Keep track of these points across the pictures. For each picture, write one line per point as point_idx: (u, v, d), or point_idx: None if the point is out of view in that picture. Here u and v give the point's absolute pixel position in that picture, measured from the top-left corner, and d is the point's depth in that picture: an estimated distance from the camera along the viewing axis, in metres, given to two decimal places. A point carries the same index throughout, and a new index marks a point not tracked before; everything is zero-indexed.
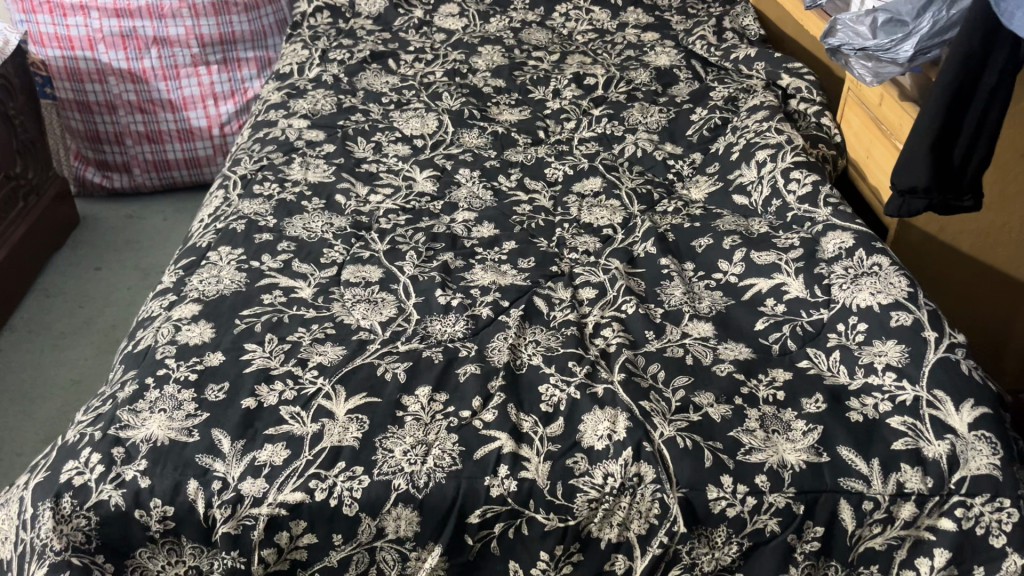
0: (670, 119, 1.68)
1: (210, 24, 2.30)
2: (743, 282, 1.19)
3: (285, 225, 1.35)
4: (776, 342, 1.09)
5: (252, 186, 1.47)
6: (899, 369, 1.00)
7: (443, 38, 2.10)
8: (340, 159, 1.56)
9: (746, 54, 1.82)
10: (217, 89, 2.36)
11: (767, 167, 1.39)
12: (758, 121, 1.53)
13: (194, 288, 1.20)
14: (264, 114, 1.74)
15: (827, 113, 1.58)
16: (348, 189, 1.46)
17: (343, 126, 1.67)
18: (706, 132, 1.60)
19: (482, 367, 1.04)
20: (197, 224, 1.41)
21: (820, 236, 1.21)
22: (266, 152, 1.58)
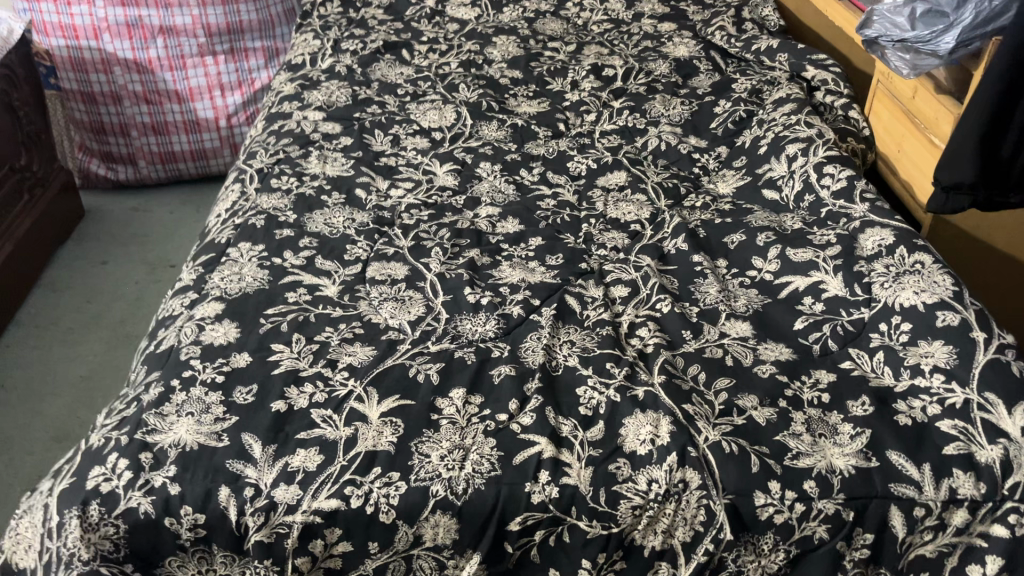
0: (692, 112, 1.65)
1: (217, 14, 2.26)
2: (779, 280, 1.16)
3: (305, 220, 1.32)
4: (817, 342, 1.06)
5: (270, 181, 1.44)
6: (947, 372, 0.97)
7: (456, 28, 2.06)
8: (358, 152, 1.52)
9: (768, 45, 1.79)
10: (224, 79, 2.32)
11: (798, 162, 1.36)
12: (786, 114, 1.50)
13: (216, 286, 1.17)
14: (278, 105, 1.70)
15: (855, 106, 1.55)
16: (368, 183, 1.43)
17: (359, 118, 1.64)
18: (731, 125, 1.57)
19: (518, 369, 1.01)
20: (214, 219, 1.37)
21: (858, 233, 1.18)
22: (282, 145, 1.54)
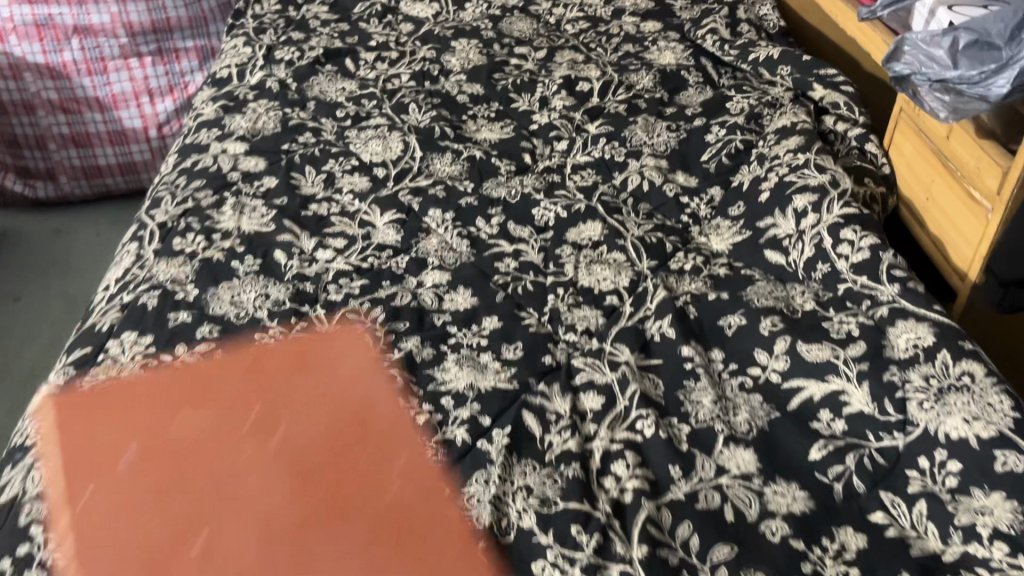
0: (680, 140, 1.40)
1: (139, 11, 1.98)
2: (788, 385, 0.94)
3: (208, 298, 1.08)
4: (839, 481, 0.84)
5: (172, 239, 1.19)
6: (1012, 539, 0.75)
7: (411, 28, 1.80)
8: (285, 197, 1.28)
9: (767, 55, 1.53)
10: (152, 84, 2.05)
11: (809, 218, 1.11)
12: (792, 150, 1.24)
13: (84, 401, 0.93)
14: (194, 132, 1.44)
15: (873, 137, 1.30)
16: (292, 240, 1.18)
17: (288, 151, 1.39)
18: (726, 160, 1.32)
19: (457, 534, 0.78)
20: (101, 293, 1.13)
21: (887, 324, 0.95)
22: (192, 189, 1.29)
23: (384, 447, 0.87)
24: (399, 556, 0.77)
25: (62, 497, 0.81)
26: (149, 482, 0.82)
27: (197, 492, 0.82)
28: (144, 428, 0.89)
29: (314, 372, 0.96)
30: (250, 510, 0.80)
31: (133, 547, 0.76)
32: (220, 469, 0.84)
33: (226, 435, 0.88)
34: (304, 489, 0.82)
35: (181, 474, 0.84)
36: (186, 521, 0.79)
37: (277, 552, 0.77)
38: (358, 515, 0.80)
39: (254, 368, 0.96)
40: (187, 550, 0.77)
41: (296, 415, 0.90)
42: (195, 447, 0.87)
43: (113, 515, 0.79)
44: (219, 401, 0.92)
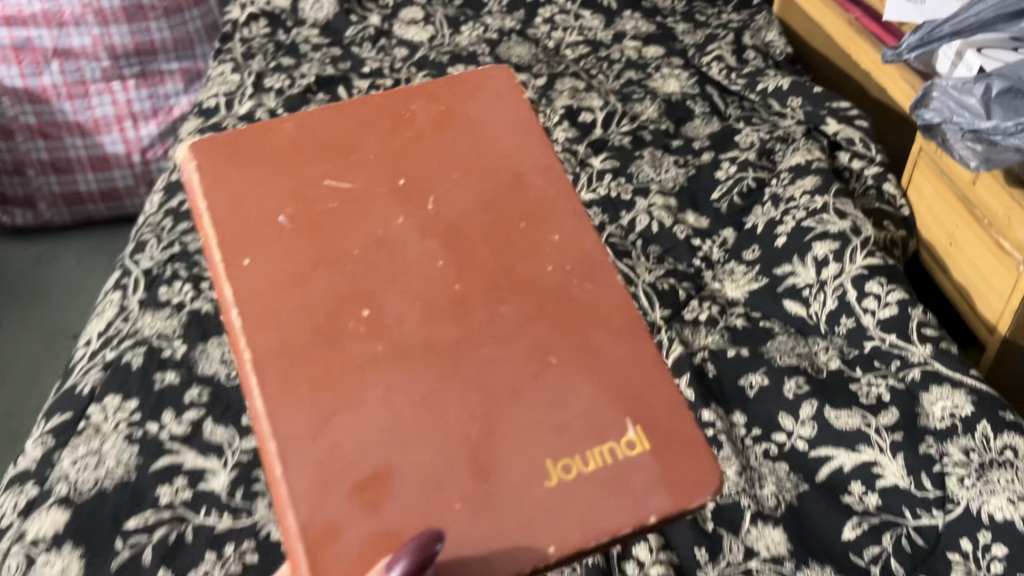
0: (689, 176, 1.35)
1: (123, 33, 1.91)
2: (815, 454, 0.88)
3: (197, 355, 1.01)
4: (876, 564, 0.79)
5: (157, 288, 1.12)
6: None
7: (405, 53, 1.75)
8: None
9: (777, 85, 1.48)
10: (136, 108, 1.96)
11: (831, 269, 1.05)
12: (809, 192, 1.19)
13: (63, 477, 0.87)
14: (180, 168, 1.38)
15: (891, 175, 1.25)
16: None
17: None
18: (738, 199, 1.27)
19: None
20: (82, 349, 1.06)
21: (921, 389, 0.90)
22: (179, 231, 1.22)
23: (540, 219, 0.62)
24: (583, 333, 0.57)
25: (207, 168, 0.64)
26: (308, 246, 0.60)
27: (346, 262, 0.59)
28: (282, 166, 0.64)
29: (469, 127, 0.67)
30: (413, 277, 0.59)
31: (305, 329, 0.56)
32: (367, 227, 0.61)
33: (329, 179, 0.63)
34: (470, 260, 0.60)
35: (329, 228, 0.61)
36: (347, 287, 0.58)
37: (457, 328, 0.57)
38: (527, 300, 0.58)
39: (398, 119, 0.67)
40: (368, 343, 0.56)
41: (439, 174, 0.64)
42: (318, 154, 0.65)
43: (256, 228, 0.60)
44: (363, 150, 0.65)
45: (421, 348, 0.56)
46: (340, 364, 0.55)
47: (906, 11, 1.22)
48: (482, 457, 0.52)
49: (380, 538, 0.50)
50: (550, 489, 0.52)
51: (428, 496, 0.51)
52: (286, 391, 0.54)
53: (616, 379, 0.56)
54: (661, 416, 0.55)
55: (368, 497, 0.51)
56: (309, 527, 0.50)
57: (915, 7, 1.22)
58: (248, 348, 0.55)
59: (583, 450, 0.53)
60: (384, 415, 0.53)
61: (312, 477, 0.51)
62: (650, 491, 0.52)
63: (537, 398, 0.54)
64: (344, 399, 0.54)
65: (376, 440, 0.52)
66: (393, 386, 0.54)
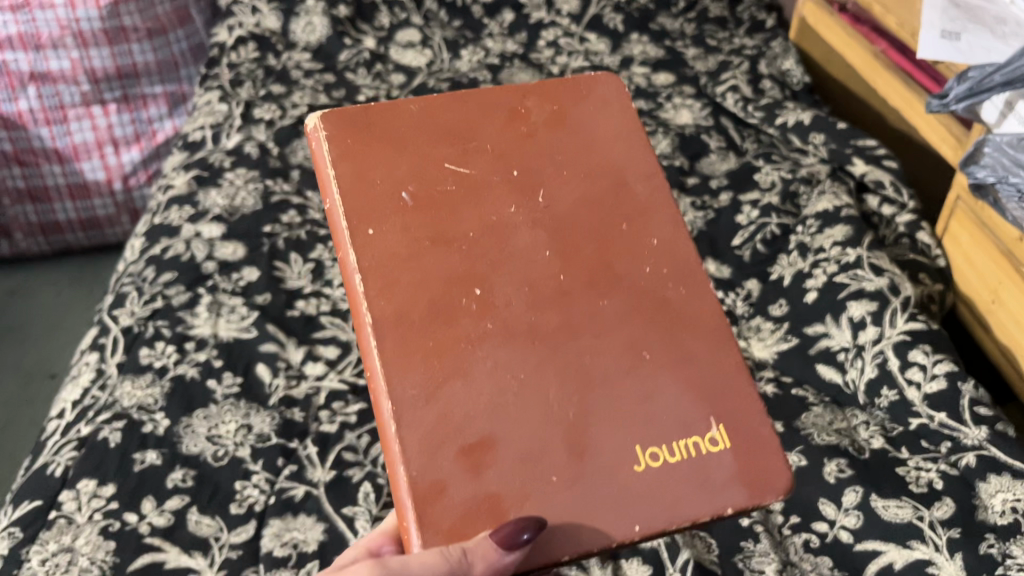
0: (708, 221, 1.27)
1: (103, 56, 1.80)
2: (861, 547, 0.81)
3: (181, 431, 0.93)
4: None
5: (139, 350, 1.04)
6: None
7: (402, 80, 1.67)
8: (267, 294, 1.13)
9: (797, 120, 1.40)
10: (117, 133, 1.89)
11: (869, 333, 0.98)
12: (839, 243, 1.11)
13: None
14: (163, 210, 1.29)
15: (924, 223, 1.17)
16: (276, 351, 1.04)
17: (270, 235, 1.24)
18: (761, 247, 1.19)
19: None
20: (55, 421, 0.98)
21: (977, 477, 0.83)
22: (161, 283, 1.15)
23: (639, 223, 0.75)
24: (671, 329, 0.71)
25: (337, 142, 0.72)
26: (424, 224, 0.70)
27: (458, 244, 0.70)
28: (407, 151, 0.73)
29: (579, 129, 0.79)
30: (525, 264, 0.71)
31: (421, 304, 0.67)
32: (480, 212, 0.72)
33: (449, 164, 0.73)
34: (573, 255, 0.72)
35: (451, 204, 0.72)
36: (459, 271, 0.69)
37: (560, 317, 0.69)
38: (619, 284, 0.72)
39: (516, 113, 0.78)
40: (478, 320, 0.67)
41: (554, 171, 0.76)
42: (436, 140, 0.74)
43: (379, 200, 0.70)
44: (479, 139, 0.76)
45: (523, 332, 0.68)
46: (451, 343, 0.66)
47: (942, 48, 1.15)
48: (580, 440, 0.65)
49: (481, 497, 0.62)
50: (638, 472, 0.65)
51: (527, 474, 0.63)
52: (405, 359, 0.65)
53: (697, 375, 0.70)
54: (741, 421, 0.69)
55: (472, 461, 0.63)
56: (419, 481, 0.62)
57: (950, 45, 1.15)
58: (370, 315, 0.66)
59: (670, 443, 0.67)
60: (489, 391, 0.65)
61: (424, 437, 0.63)
62: (724, 487, 0.66)
63: (628, 391, 0.68)
64: (457, 371, 0.65)
65: (484, 412, 0.64)
66: (498, 363, 0.66)
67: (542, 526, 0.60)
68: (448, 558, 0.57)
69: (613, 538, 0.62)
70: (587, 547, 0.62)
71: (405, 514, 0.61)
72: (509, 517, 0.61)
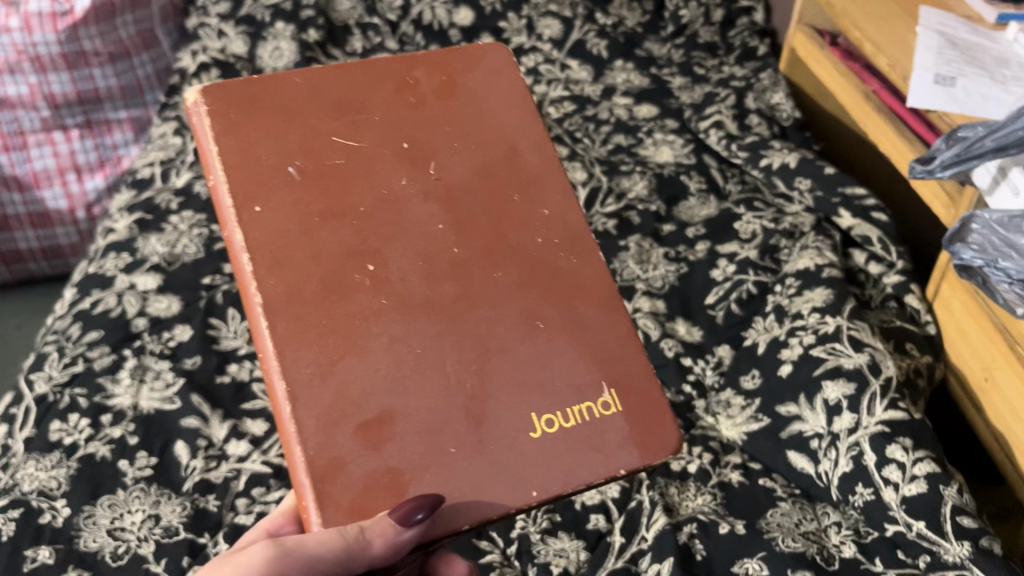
0: (680, 275, 1.17)
1: (62, 81, 1.67)
2: None
3: (81, 524, 0.85)
4: None
5: (50, 422, 0.96)
6: None
7: None
8: (197, 356, 1.05)
9: (782, 162, 1.30)
10: (80, 160, 1.76)
11: (844, 418, 0.88)
12: (818, 309, 1.02)
13: None
14: (99, 258, 1.21)
15: (914, 285, 1.08)
16: (198, 426, 0.95)
17: (209, 287, 1.16)
18: (737, 308, 1.10)
19: None
20: None
21: None
22: (85, 343, 1.06)
23: (531, 187, 0.73)
24: (574, 335, 0.67)
25: (223, 118, 0.69)
26: (312, 198, 0.67)
27: (349, 217, 0.67)
28: (293, 124, 0.70)
29: (471, 99, 0.76)
30: (417, 237, 0.68)
31: (312, 279, 0.64)
32: (371, 184, 0.69)
33: (338, 137, 0.70)
34: (466, 224, 0.69)
35: (343, 178, 0.68)
36: (348, 244, 0.66)
37: (455, 288, 0.66)
38: (513, 254, 0.69)
39: (404, 85, 0.75)
40: (371, 295, 0.64)
41: (445, 144, 0.73)
42: (323, 112, 0.71)
43: (264, 175, 0.67)
44: (367, 111, 0.72)
45: (420, 306, 0.65)
46: (345, 320, 0.63)
47: (934, 93, 1.06)
48: (476, 408, 0.62)
49: (379, 472, 0.59)
50: (535, 439, 0.63)
51: (425, 443, 0.60)
52: (296, 338, 0.61)
53: (591, 340, 0.68)
54: (633, 381, 0.67)
55: (370, 438, 0.59)
56: (315, 460, 0.58)
57: (943, 90, 1.06)
58: (260, 296, 0.62)
59: (564, 410, 0.64)
60: (385, 365, 0.62)
61: (319, 415, 0.59)
62: (621, 447, 0.65)
63: (522, 358, 0.65)
64: (351, 346, 0.62)
65: (380, 386, 0.61)
66: (394, 336, 0.63)
67: (439, 502, 0.58)
68: (346, 538, 0.55)
69: (513, 505, 0.60)
70: (487, 516, 0.59)
71: (304, 495, 0.58)
72: (409, 491, 0.58)
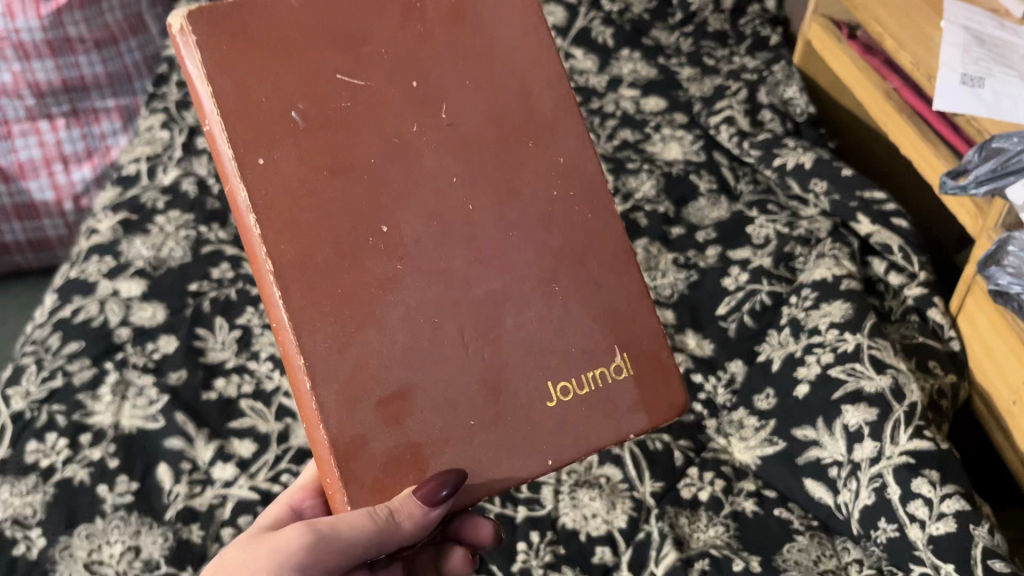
0: (690, 283, 1.12)
1: (47, 70, 1.60)
2: None
3: (57, 556, 0.81)
4: None
5: (26, 442, 0.91)
6: None
7: None
8: (183, 370, 1.00)
9: (797, 162, 1.24)
10: (66, 150, 1.68)
11: (867, 447, 0.83)
12: (837, 326, 0.96)
13: None
14: (82, 261, 1.16)
15: (939, 298, 1.02)
16: (182, 448, 0.90)
17: (196, 294, 1.10)
18: (750, 320, 1.04)
19: None
20: None
21: None
22: (65, 356, 1.01)
23: (545, 135, 0.65)
24: (581, 304, 0.64)
25: (211, 45, 0.55)
26: (323, 152, 0.57)
27: (364, 176, 0.58)
28: (297, 64, 0.57)
29: (485, 33, 0.63)
30: (433, 192, 0.60)
31: (326, 245, 0.57)
32: (386, 136, 0.59)
33: (345, 74, 0.58)
34: (483, 180, 0.62)
35: (355, 128, 0.58)
36: (362, 202, 0.58)
37: (468, 254, 0.61)
38: (526, 213, 0.63)
39: (413, 12, 0.61)
40: (387, 260, 0.58)
41: (462, 89, 0.62)
42: (330, 44, 0.58)
43: (266, 121, 0.56)
44: (374, 41, 0.59)
45: (433, 273, 0.60)
46: (359, 288, 0.57)
47: (962, 94, 1.00)
48: (494, 379, 0.61)
49: (402, 448, 0.58)
50: (551, 409, 0.62)
51: (446, 416, 0.59)
52: (310, 310, 0.56)
53: (603, 304, 0.65)
54: (644, 344, 0.66)
55: (391, 414, 0.58)
56: (337, 438, 0.56)
57: (971, 91, 1.00)
58: (270, 262, 0.56)
59: (578, 376, 0.63)
60: (403, 337, 0.58)
61: (340, 392, 0.56)
62: (633, 413, 0.65)
63: (539, 325, 0.62)
64: (368, 315, 0.57)
65: (400, 359, 0.58)
66: (411, 304, 0.59)
67: (463, 479, 0.58)
68: (377, 520, 0.55)
69: (529, 474, 0.61)
70: (507, 484, 0.60)
71: (327, 472, 0.57)
72: (430, 466, 0.58)
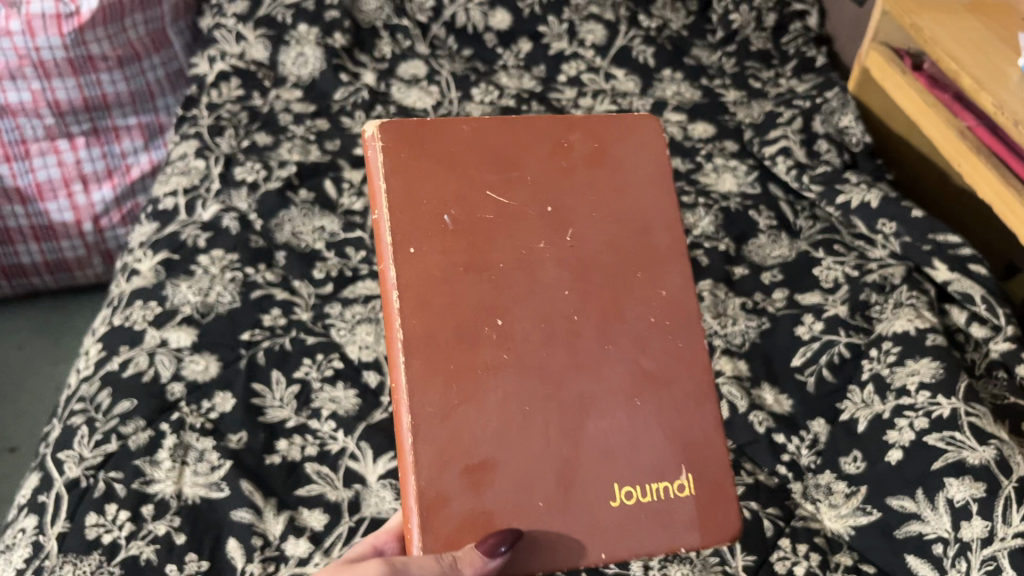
0: (762, 331, 1.08)
1: (68, 88, 1.47)
2: None
3: None
4: None
5: (85, 515, 0.86)
6: None
7: None
8: (243, 432, 0.95)
9: (862, 200, 1.20)
10: (86, 169, 1.57)
11: (976, 526, 0.81)
12: (927, 387, 0.93)
13: None
14: (124, 307, 1.10)
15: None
16: (252, 521, 0.87)
17: (249, 344, 1.06)
18: (829, 374, 1.01)
19: None
20: None
21: None
22: (117, 417, 0.95)
23: (653, 268, 0.71)
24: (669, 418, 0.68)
25: (395, 152, 0.66)
26: (462, 250, 0.65)
27: (490, 274, 0.65)
28: (453, 174, 0.67)
29: (619, 172, 0.72)
30: (545, 297, 0.66)
31: (448, 325, 0.63)
32: (515, 242, 0.67)
33: (492, 191, 0.67)
34: (594, 291, 0.68)
35: (488, 235, 0.66)
36: (482, 295, 0.65)
37: (566, 356, 0.66)
38: (626, 330, 0.68)
39: (560, 149, 0.71)
40: (497, 349, 0.64)
41: (584, 214, 0.70)
42: (485, 161, 0.68)
43: (421, 217, 0.65)
44: (522, 169, 0.69)
45: (536, 367, 0.65)
46: (469, 366, 0.63)
47: None
48: (571, 470, 0.64)
49: (477, 515, 0.61)
50: (613, 508, 0.65)
51: (520, 493, 0.63)
52: (426, 377, 0.62)
53: (682, 425, 0.68)
54: (711, 473, 0.68)
55: (474, 480, 0.62)
56: (424, 490, 0.61)
57: None
58: (401, 332, 0.62)
59: (644, 484, 0.66)
60: (498, 418, 0.63)
61: (434, 453, 0.61)
62: (686, 528, 0.67)
63: (620, 428, 0.66)
64: (471, 394, 0.63)
65: (494, 435, 0.62)
66: (512, 393, 0.64)
67: (517, 539, 0.61)
68: (441, 563, 0.58)
69: (581, 561, 0.63)
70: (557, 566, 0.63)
71: (409, 517, 0.61)
72: (494, 530, 0.61)
